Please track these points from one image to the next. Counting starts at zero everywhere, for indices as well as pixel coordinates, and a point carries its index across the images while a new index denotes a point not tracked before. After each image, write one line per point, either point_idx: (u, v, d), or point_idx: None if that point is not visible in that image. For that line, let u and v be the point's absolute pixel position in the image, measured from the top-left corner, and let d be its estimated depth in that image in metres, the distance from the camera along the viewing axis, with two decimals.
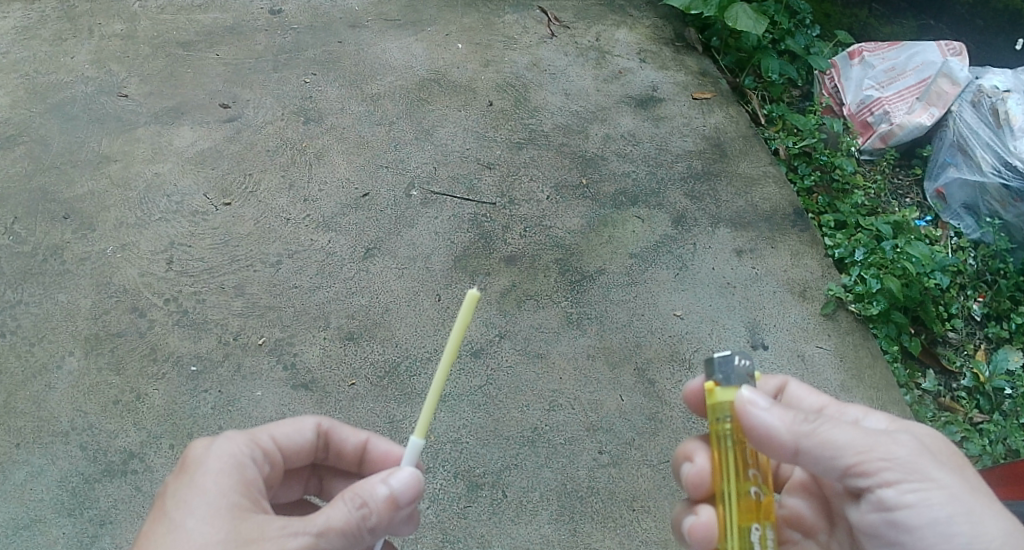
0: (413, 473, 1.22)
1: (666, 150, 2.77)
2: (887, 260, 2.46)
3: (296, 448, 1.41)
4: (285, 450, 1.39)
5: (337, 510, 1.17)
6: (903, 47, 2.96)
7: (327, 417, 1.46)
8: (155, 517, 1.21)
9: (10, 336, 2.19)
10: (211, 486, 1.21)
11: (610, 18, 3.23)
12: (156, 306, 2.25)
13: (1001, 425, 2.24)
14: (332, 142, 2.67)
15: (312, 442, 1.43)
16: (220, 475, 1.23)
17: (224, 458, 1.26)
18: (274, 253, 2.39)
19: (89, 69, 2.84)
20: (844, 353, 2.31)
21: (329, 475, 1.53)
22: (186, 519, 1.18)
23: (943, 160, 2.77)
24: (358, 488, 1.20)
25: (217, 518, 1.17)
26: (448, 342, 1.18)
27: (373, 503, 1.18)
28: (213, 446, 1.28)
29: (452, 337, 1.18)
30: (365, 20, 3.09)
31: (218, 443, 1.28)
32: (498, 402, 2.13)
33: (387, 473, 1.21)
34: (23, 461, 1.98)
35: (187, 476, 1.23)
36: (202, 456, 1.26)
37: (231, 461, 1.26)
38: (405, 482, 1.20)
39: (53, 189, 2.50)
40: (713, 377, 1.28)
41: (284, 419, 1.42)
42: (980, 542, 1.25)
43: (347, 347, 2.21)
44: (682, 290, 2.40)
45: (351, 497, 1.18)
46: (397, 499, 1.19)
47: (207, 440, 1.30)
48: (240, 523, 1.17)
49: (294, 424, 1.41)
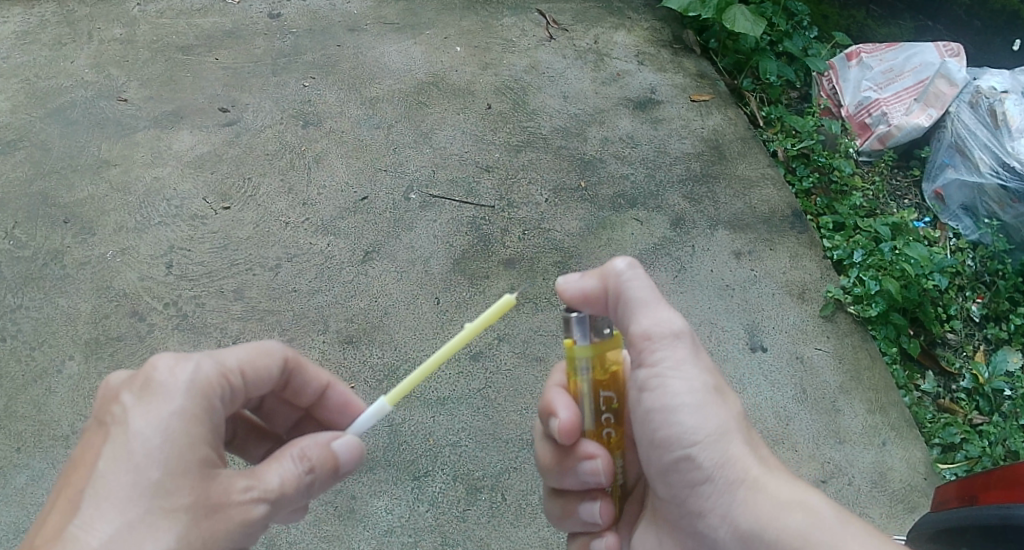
0: (356, 440, 1.25)
1: (664, 152, 2.77)
2: (886, 261, 2.46)
3: (263, 379, 1.32)
4: (252, 382, 1.30)
5: (283, 468, 1.17)
6: (901, 49, 2.96)
7: (296, 353, 1.39)
8: (112, 454, 1.10)
9: (10, 341, 2.19)
10: (178, 427, 1.13)
11: (608, 20, 3.23)
12: (156, 310, 2.26)
13: (1001, 426, 2.24)
14: (330, 147, 2.68)
15: (278, 377, 1.36)
16: (187, 413, 1.15)
17: (195, 395, 1.17)
18: (274, 256, 2.39)
19: (89, 73, 2.84)
20: (842, 354, 2.31)
21: (272, 400, 1.47)
22: (152, 467, 1.09)
23: (942, 161, 2.77)
24: (305, 448, 1.20)
25: (187, 473, 1.10)
26: (469, 327, 1.20)
27: (319, 467, 1.20)
28: (183, 377, 1.17)
29: (478, 320, 1.20)
30: (364, 24, 3.10)
31: (188, 374, 1.18)
32: (497, 404, 2.13)
33: (332, 434, 1.24)
34: (24, 465, 1.99)
35: (152, 410, 1.13)
36: (171, 388, 1.16)
37: (201, 399, 1.17)
38: (349, 446, 1.24)
39: (53, 193, 2.51)
40: (571, 335, 1.27)
41: (256, 346, 1.32)
42: (699, 426, 1.28)
43: (346, 350, 2.21)
44: (681, 292, 2.40)
45: (301, 459, 1.19)
46: (339, 461, 1.23)
47: (172, 366, 1.19)
48: (208, 483, 1.11)
49: (266, 357, 1.32)
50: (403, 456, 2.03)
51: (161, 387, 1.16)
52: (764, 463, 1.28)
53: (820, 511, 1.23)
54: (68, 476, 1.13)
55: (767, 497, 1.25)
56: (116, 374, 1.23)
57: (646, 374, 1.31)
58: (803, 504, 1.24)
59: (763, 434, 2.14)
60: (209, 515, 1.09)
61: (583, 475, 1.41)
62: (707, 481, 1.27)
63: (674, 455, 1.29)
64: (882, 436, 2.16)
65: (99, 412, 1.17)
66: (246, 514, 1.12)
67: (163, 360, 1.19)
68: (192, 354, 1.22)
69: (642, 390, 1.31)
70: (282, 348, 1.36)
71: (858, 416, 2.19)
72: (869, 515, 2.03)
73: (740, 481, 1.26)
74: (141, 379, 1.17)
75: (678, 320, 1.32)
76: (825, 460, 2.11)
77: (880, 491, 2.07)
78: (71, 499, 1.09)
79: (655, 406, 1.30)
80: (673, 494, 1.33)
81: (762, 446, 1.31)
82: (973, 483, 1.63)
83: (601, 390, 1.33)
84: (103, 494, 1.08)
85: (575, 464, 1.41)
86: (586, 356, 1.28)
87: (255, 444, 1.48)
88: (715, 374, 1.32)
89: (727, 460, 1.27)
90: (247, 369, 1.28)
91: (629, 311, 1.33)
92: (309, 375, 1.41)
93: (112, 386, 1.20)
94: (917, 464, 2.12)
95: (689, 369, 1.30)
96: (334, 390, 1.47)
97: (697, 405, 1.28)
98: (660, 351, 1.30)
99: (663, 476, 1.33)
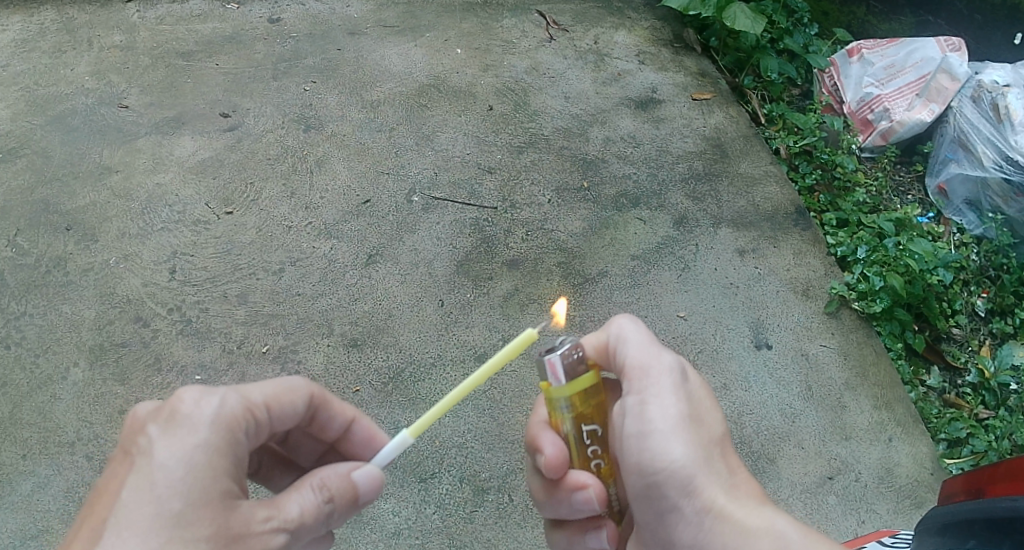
0: (376, 470, 1.25)
1: (667, 151, 2.77)
2: (890, 257, 2.46)
3: (285, 414, 1.31)
4: (277, 416, 1.29)
5: (305, 499, 1.18)
6: (903, 44, 2.93)
7: (321, 389, 1.37)
8: (135, 482, 1.10)
9: (15, 348, 2.19)
10: (200, 460, 1.12)
11: (609, 20, 3.24)
12: (160, 316, 2.26)
13: (1008, 420, 2.22)
14: (332, 150, 2.68)
15: (303, 413, 1.34)
16: (211, 446, 1.14)
17: (220, 429, 1.16)
18: (276, 260, 2.39)
19: (89, 80, 2.84)
20: (848, 350, 2.31)
21: (298, 434, 1.45)
22: (174, 498, 1.09)
23: (945, 156, 2.77)
24: (325, 476, 1.21)
25: (209, 503, 1.10)
26: (490, 360, 1.17)
27: (338, 499, 1.21)
28: (208, 410, 1.17)
29: (497, 357, 1.16)
30: (364, 28, 3.10)
31: (213, 407, 1.17)
32: (502, 406, 2.13)
33: (353, 465, 1.25)
34: (30, 472, 1.98)
35: (177, 441, 1.13)
36: (196, 421, 1.15)
37: (226, 432, 1.17)
38: (369, 478, 1.24)
39: (55, 201, 2.50)
40: (544, 379, 1.24)
41: (281, 381, 1.31)
42: (669, 455, 1.23)
43: (350, 354, 2.21)
44: (685, 291, 2.40)
45: (319, 487, 1.19)
46: (358, 493, 1.23)
47: (198, 398, 1.18)
48: (227, 513, 1.11)
49: (291, 392, 1.31)
50: (410, 459, 2.03)
51: (186, 420, 1.15)
52: (733, 492, 1.24)
53: (788, 540, 1.21)
54: (93, 505, 1.13)
55: (732, 528, 1.22)
56: (143, 404, 1.23)
57: (627, 402, 1.28)
58: (767, 534, 1.21)
59: (769, 432, 2.14)
60: (230, 545, 1.09)
61: (577, 504, 1.36)
62: (675, 509, 1.25)
63: (644, 482, 1.26)
64: (888, 432, 2.16)
65: (126, 442, 1.17)
66: (266, 544, 1.12)
67: (190, 392, 1.18)
68: (218, 387, 1.21)
69: (622, 415, 1.28)
70: (306, 385, 1.34)
71: (864, 413, 2.19)
72: (876, 510, 2.02)
73: (707, 510, 1.23)
74: (167, 410, 1.16)
75: (665, 355, 1.30)
76: (832, 457, 2.10)
77: (887, 488, 2.06)
78: (95, 527, 1.09)
79: (632, 432, 1.26)
80: (645, 517, 1.30)
81: (737, 473, 1.27)
82: (980, 476, 1.61)
83: (582, 425, 1.29)
84: (125, 522, 1.07)
85: (567, 495, 1.36)
86: (563, 397, 1.24)
87: (280, 475, 1.48)
88: (698, 401, 1.28)
89: (697, 489, 1.23)
90: (273, 404, 1.27)
91: (620, 346, 1.33)
92: (334, 410, 1.39)
93: (138, 416, 1.19)
94: (924, 460, 2.11)
95: (668, 398, 1.26)
96: (359, 424, 1.45)
97: (670, 433, 1.24)
98: (643, 381, 1.28)
99: (634, 501, 1.30)
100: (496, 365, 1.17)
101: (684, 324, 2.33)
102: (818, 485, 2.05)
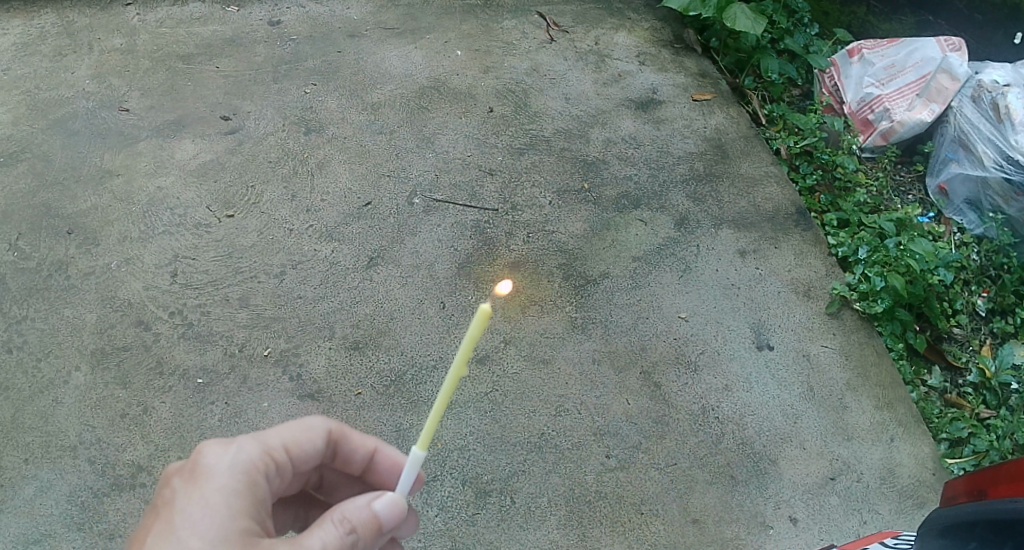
0: (398, 499, 1.17)
1: (667, 152, 2.77)
2: (891, 257, 2.46)
3: (305, 455, 1.30)
4: (298, 460, 1.29)
5: (325, 532, 1.11)
6: (903, 44, 2.93)
7: (339, 425, 1.36)
8: (159, 530, 1.10)
9: (16, 352, 2.18)
10: (221, 505, 1.12)
11: (608, 21, 3.24)
12: (162, 320, 2.26)
13: (1009, 420, 2.23)
14: (333, 153, 2.68)
15: (323, 453, 1.33)
16: (231, 492, 1.14)
17: (237, 473, 1.17)
18: (277, 264, 2.40)
19: (90, 84, 2.84)
20: (849, 351, 2.32)
21: (331, 475, 1.43)
22: (193, 538, 1.08)
23: (945, 156, 2.77)
24: (347, 510, 1.14)
25: (227, 542, 1.08)
26: (453, 361, 0.99)
27: (360, 528, 1.13)
28: (226, 456, 1.17)
29: (456, 358, 0.99)
30: (364, 30, 3.10)
31: (231, 454, 1.18)
32: (504, 408, 2.13)
33: (373, 495, 1.17)
34: (32, 476, 1.98)
35: (196, 488, 1.13)
36: (214, 467, 1.16)
37: (245, 478, 1.16)
38: (391, 506, 1.16)
39: (56, 204, 2.50)
40: None
41: (297, 423, 1.31)
42: None
43: (352, 356, 2.21)
44: (686, 292, 2.40)
45: (341, 521, 1.13)
46: (381, 523, 1.15)
47: (217, 447, 1.19)
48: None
49: (308, 432, 1.30)
50: None
51: (204, 467, 1.16)
52: None
53: None
54: None
55: None
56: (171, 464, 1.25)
57: None
58: None
59: (771, 433, 2.14)
60: None
61: None
62: None
63: None
64: (890, 433, 2.16)
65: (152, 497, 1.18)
66: None
67: (208, 442, 1.20)
68: (236, 437, 1.22)
69: None
70: (324, 422, 1.33)
71: (865, 413, 2.20)
72: (878, 511, 2.03)
73: None
74: (188, 461, 1.18)
75: None
76: (833, 458, 2.11)
77: (889, 488, 2.06)
78: None
79: None
80: None
81: None
82: (983, 478, 1.57)
83: None
84: None
85: None
86: None
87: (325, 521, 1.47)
88: None
89: None
90: (292, 447, 1.27)
91: None
92: (355, 443, 1.37)
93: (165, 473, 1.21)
94: (926, 460, 2.12)
95: None
96: (382, 453, 1.40)
97: None
98: None
99: None
100: (463, 362, 0.99)
101: (686, 325, 2.33)
102: (820, 486, 2.05)
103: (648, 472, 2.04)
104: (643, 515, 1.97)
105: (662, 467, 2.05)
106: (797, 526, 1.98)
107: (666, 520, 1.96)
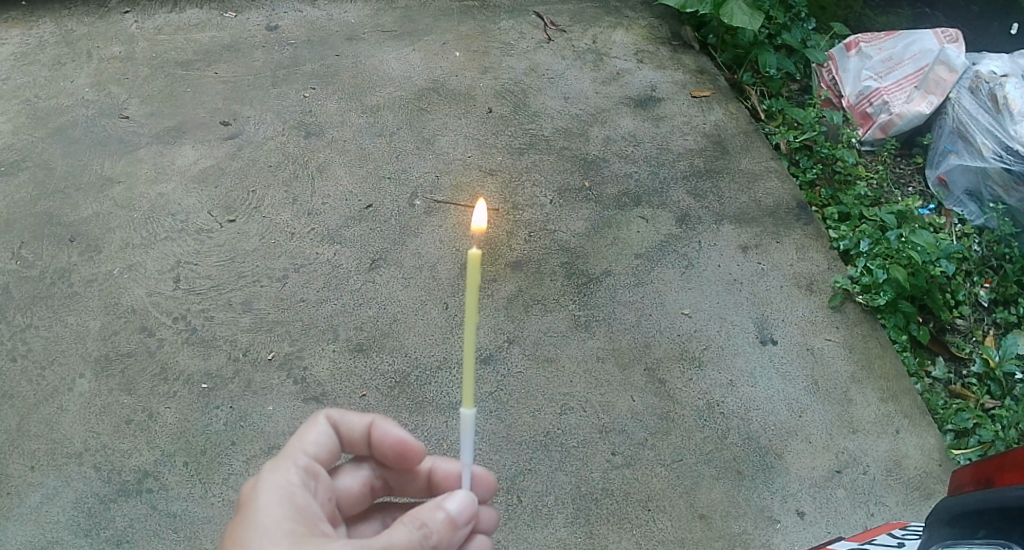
0: (466, 495, 1.16)
1: (667, 149, 2.77)
2: (892, 249, 2.46)
3: (326, 457, 1.30)
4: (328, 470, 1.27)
5: (399, 533, 1.07)
6: (900, 37, 2.95)
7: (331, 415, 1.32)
8: None
9: (21, 360, 2.18)
10: (266, 521, 1.12)
11: (606, 19, 3.25)
12: (165, 325, 2.26)
13: (1013, 409, 2.22)
14: (333, 156, 2.68)
15: (335, 451, 1.31)
16: (273, 507, 1.14)
17: (281, 500, 1.16)
18: (281, 267, 2.40)
19: (90, 92, 2.85)
20: (853, 344, 2.32)
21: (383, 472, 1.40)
22: None
23: (944, 148, 2.78)
24: (415, 512, 1.12)
25: None
26: (466, 309, 0.98)
27: (434, 525, 1.11)
28: (265, 488, 1.17)
29: (468, 304, 0.97)
30: (362, 33, 3.11)
31: (270, 485, 1.17)
32: (510, 407, 2.14)
33: (440, 497, 1.15)
34: (39, 483, 1.98)
35: (244, 521, 1.12)
36: (255, 500, 1.15)
37: (285, 496, 1.16)
38: (462, 504, 1.14)
39: (58, 212, 2.50)
40: None
41: (298, 434, 1.29)
42: None
43: (356, 359, 2.21)
44: (689, 289, 2.41)
45: (410, 520, 1.10)
46: (456, 521, 1.13)
47: (254, 484, 1.18)
48: None
49: (309, 436, 1.29)
50: None
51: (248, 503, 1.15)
52: None
53: None
54: None
55: None
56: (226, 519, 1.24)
57: None
58: None
59: (777, 427, 2.14)
60: None
61: None
62: None
63: None
64: (895, 425, 2.16)
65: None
66: None
67: (247, 483, 1.19)
68: (269, 467, 1.21)
69: None
70: (318, 419, 1.31)
71: (871, 406, 2.19)
72: (885, 503, 2.02)
73: None
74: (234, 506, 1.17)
75: None
76: (839, 451, 2.11)
77: (896, 481, 2.06)
78: None
79: None
80: None
81: None
82: (988, 467, 1.55)
83: None
84: None
85: None
86: None
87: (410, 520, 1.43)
88: None
89: None
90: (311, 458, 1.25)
91: None
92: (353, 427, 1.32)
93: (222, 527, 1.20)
94: (932, 451, 2.11)
95: None
96: (379, 428, 1.33)
97: None
98: None
99: None
100: (474, 307, 0.98)
101: (689, 321, 2.33)
102: (827, 479, 2.05)
103: (654, 469, 2.04)
104: (650, 511, 1.97)
105: (668, 464, 2.05)
106: (805, 520, 1.98)
107: (673, 517, 1.96)
